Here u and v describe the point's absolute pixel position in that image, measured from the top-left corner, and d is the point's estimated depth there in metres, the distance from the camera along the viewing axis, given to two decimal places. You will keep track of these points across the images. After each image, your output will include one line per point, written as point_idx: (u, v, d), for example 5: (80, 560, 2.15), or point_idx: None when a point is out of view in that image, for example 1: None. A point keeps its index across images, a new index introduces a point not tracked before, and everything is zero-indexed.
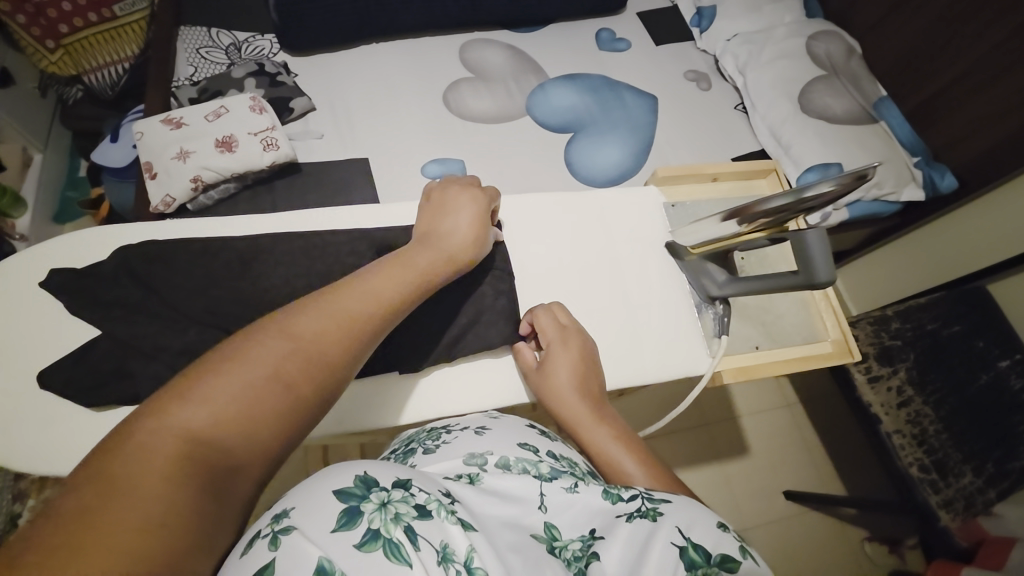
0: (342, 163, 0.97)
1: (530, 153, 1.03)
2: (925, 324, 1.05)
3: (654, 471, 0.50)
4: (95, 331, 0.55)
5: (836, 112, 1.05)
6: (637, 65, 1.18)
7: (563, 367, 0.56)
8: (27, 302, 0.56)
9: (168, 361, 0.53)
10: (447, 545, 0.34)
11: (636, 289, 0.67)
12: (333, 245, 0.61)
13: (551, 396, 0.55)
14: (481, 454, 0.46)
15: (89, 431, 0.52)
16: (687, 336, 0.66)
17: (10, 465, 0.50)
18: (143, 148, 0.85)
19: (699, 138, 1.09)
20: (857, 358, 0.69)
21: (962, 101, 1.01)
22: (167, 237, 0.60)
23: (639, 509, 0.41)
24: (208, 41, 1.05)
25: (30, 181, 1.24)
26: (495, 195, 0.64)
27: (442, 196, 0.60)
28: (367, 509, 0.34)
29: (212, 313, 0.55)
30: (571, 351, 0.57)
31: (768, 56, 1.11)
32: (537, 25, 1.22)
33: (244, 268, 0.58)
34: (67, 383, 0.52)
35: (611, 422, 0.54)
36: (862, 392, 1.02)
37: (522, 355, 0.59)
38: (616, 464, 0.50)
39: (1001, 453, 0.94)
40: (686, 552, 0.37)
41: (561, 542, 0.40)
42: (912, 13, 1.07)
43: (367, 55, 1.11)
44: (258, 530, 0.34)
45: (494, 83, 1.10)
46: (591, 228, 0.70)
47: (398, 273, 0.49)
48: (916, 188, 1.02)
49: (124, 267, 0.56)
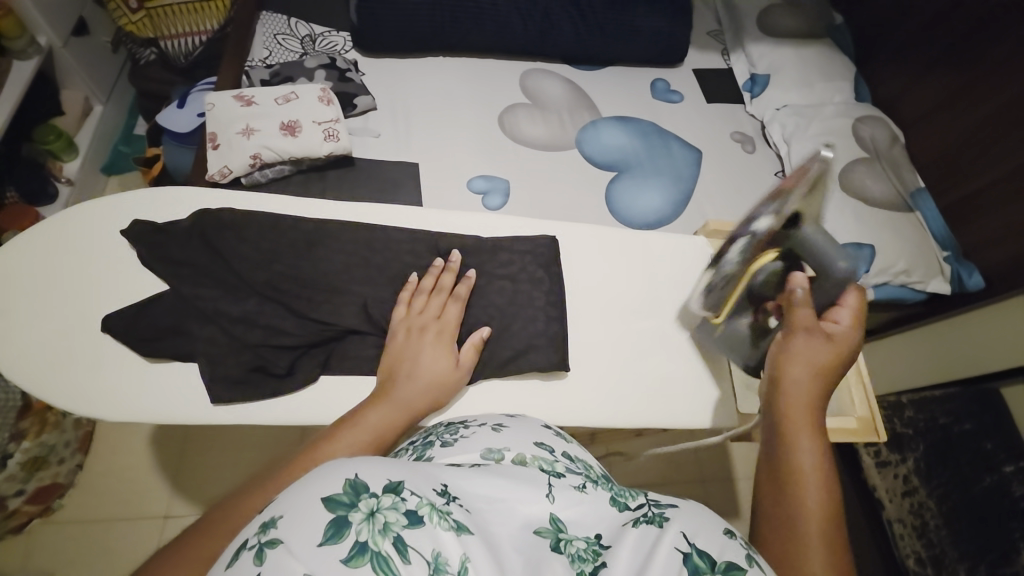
0: (393, 164, 1.00)
1: (573, 186, 1.06)
2: (937, 417, 1.07)
3: (831, 549, 0.43)
4: (153, 284, 0.57)
5: (874, 194, 1.08)
6: (689, 117, 1.21)
7: (818, 364, 0.54)
8: (98, 246, 0.58)
9: (224, 325, 0.56)
10: (440, 555, 0.32)
11: (673, 333, 0.69)
12: (395, 243, 0.64)
13: (788, 383, 0.53)
14: (498, 450, 0.44)
15: (129, 380, 0.53)
16: (719, 387, 0.67)
17: (51, 401, 0.51)
18: (212, 120, 0.89)
19: (739, 196, 1.12)
20: (881, 439, 0.69)
21: (1000, 205, 1.03)
22: (240, 205, 0.62)
23: (645, 514, 0.39)
24: (285, 29, 1.10)
25: (86, 129, 1.28)
26: (457, 316, 0.59)
27: (406, 334, 0.57)
28: (355, 519, 0.31)
29: (271, 287, 0.58)
30: (836, 369, 0.54)
31: (814, 130, 1.15)
32: (598, 65, 1.25)
33: (306, 249, 0.61)
34: (117, 331, 0.54)
35: (829, 464, 0.49)
36: (868, 476, 1.14)
37: (799, 311, 0.56)
38: (801, 500, 0.46)
39: (995, 556, 0.94)
40: (690, 558, 0.35)
41: (567, 536, 0.37)
42: (958, 114, 1.10)
43: (432, 65, 1.15)
44: (246, 540, 0.32)
45: (550, 113, 1.14)
46: (637, 268, 0.72)
47: (401, 397, 0.52)
48: (943, 281, 1.04)
49: (196, 230, 0.59)
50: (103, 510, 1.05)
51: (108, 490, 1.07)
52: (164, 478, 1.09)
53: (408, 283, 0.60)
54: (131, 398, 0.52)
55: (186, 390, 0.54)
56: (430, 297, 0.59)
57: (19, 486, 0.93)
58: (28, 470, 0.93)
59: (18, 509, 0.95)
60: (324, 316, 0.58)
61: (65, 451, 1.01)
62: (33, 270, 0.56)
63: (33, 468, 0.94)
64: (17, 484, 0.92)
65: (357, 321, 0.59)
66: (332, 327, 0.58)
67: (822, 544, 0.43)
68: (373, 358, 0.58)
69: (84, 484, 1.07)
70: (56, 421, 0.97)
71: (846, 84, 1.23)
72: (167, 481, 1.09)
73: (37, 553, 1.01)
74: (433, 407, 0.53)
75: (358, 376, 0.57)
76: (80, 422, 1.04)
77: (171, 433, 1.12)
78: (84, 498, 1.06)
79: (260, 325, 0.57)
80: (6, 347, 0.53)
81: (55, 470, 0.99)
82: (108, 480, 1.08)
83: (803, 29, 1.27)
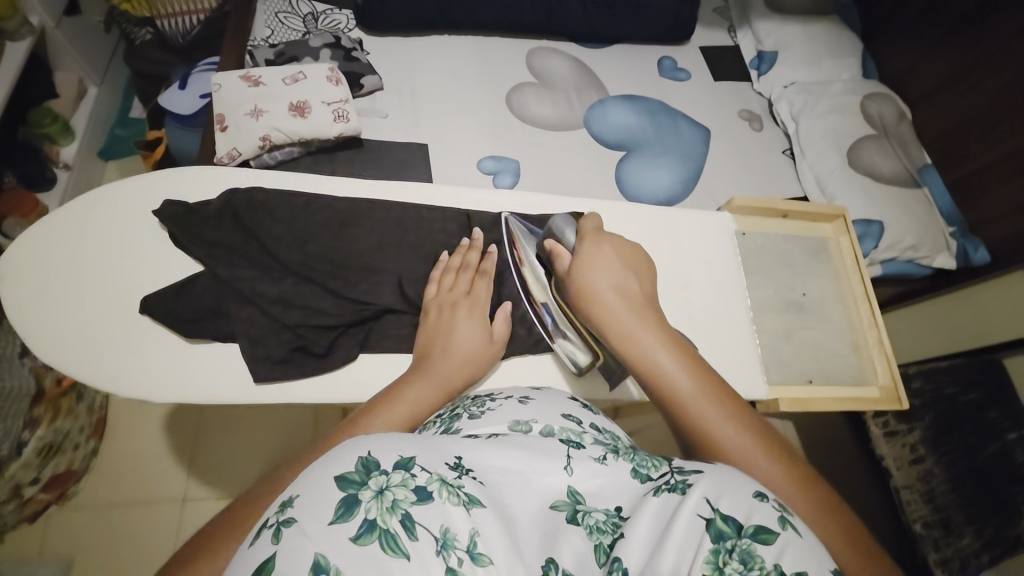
0: (401, 145, 0.99)
1: (583, 165, 1.06)
2: (943, 388, 1.10)
3: (739, 423, 0.43)
4: (192, 266, 0.58)
5: (882, 171, 1.09)
6: (696, 95, 1.20)
7: (603, 275, 0.52)
8: (132, 228, 0.58)
9: (261, 305, 0.57)
10: (448, 531, 0.31)
11: (703, 309, 0.69)
12: (426, 221, 0.65)
13: (604, 318, 0.50)
14: (526, 422, 0.42)
15: (177, 362, 0.54)
16: (748, 361, 0.68)
17: (98, 384, 0.52)
18: (219, 100, 0.87)
19: (748, 174, 1.12)
20: (904, 407, 0.70)
21: (1006, 181, 1.04)
22: (270, 185, 0.62)
23: (668, 482, 0.34)
24: (287, 7, 1.07)
25: (81, 112, 1.25)
26: (484, 293, 0.59)
27: (438, 312, 0.57)
28: (365, 497, 0.30)
29: (306, 267, 0.59)
30: (619, 265, 0.54)
31: (822, 107, 1.14)
32: (604, 43, 1.24)
33: (339, 229, 0.62)
34: (158, 312, 0.54)
35: (684, 352, 0.48)
36: (877, 444, 1.13)
37: (559, 262, 0.56)
38: (700, 426, 0.43)
39: (1000, 519, 0.98)
40: (713, 525, 0.30)
41: (586, 508, 0.34)
42: (965, 90, 1.11)
43: (437, 45, 1.13)
44: (265, 519, 0.31)
45: (557, 92, 1.13)
46: (665, 245, 0.72)
47: (431, 375, 0.51)
48: (949, 257, 1.07)
49: (228, 211, 0.59)
50: (117, 497, 1.05)
51: (124, 476, 1.07)
52: (179, 464, 1.09)
53: (440, 261, 0.61)
54: (176, 380, 0.54)
55: (234, 371, 0.55)
56: (456, 276, 0.60)
57: (34, 475, 0.92)
58: (43, 457, 0.93)
59: (33, 497, 0.95)
60: (361, 296, 0.59)
61: (79, 437, 1.01)
62: (71, 253, 0.57)
63: (47, 456, 0.93)
64: (32, 473, 0.91)
65: (393, 300, 0.60)
66: (368, 306, 0.59)
67: (748, 446, 0.42)
68: (411, 335, 0.59)
69: (98, 469, 1.07)
70: (69, 408, 0.97)
71: (853, 60, 1.23)
72: (180, 466, 1.09)
73: (53, 539, 1.00)
74: (465, 384, 0.53)
75: (396, 354, 0.59)
76: (92, 408, 1.04)
77: (181, 420, 1.12)
78: (99, 488, 1.05)
79: (297, 305, 0.58)
80: (46, 329, 0.53)
81: (70, 457, 0.99)
82: (121, 465, 1.08)
83: (810, 5, 1.26)
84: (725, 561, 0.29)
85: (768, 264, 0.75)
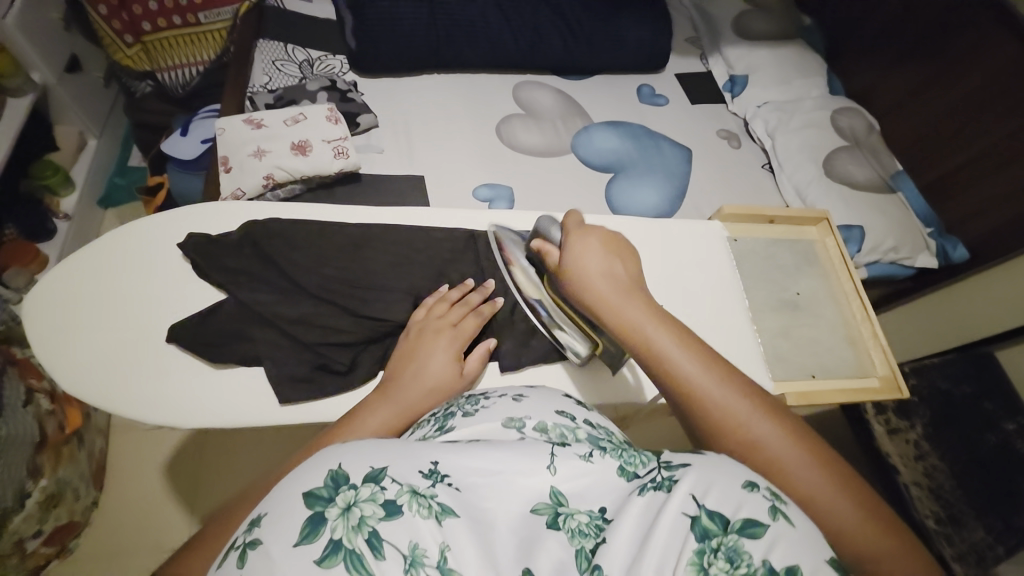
0: (398, 178, 1.03)
1: (574, 187, 1.10)
2: (936, 383, 1.16)
3: (737, 390, 0.45)
4: (219, 296, 0.60)
5: (858, 179, 1.15)
6: (675, 118, 1.26)
7: (593, 262, 0.54)
8: (149, 261, 0.61)
9: (282, 328, 0.59)
10: (417, 547, 0.31)
11: (706, 313, 0.72)
12: (436, 242, 0.68)
13: (599, 304, 0.52)
14: (520, 418, 0.43)
15: (199, 385, 0.55)
16: (754, 360, 0.70)
17: (123, 410, 0.53)
18: (222, 143, 0.91)
19: (731, 188, 1.17)
20: (904, 395, 0.73)
21: (974, 182, 1.11)
22: (283, 217, 0.65)
23: (653, 480, 0.34)
24: (283, 55, 1.12)
25: (81, 164, 1.28)
26: (472, 323, 0.60)
27: (420, 334, 0.59)
28: (331, 514, 0.30)
29: (325, 291, 0.61)
30: (607, 251, 0.56)
31: (796, 123, 1.21)
32: (585, 74, 1.30)
33: (354, 252, 0.64)
34: (187, 338, 0.56)
35: (678, 328, 0.49)
36: (882, 444, 1.14)
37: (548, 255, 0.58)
38: (701, 397, 0.45)
39: (1007, 510, 1.02)
40: (698, 522, 0.31)
41: (568, 510, 0.34)
42: (927, 101, 1.18)
43: (428, 83, 1.19)
44: (234, 540, 0.32)
45: (544, 122, 1.18)
46: (663, 253, 0.75)
47: (399, 398, 0.52)
48: (930, 256, 1.11)
49: (247, 239, 0.62)
50: (116, 548, 1.02)
51: (125, 523, 1.04)
52: (182, 509, 1.06)
53: (437, 291, 0.63)
54: (193, 405, 0.54)
55: (260, 391, 0.56)
56: (443, 306, 0.61)
57: (36, 527, 0.89)
58: (43, 510, 0.90)
59: (35, 551, 0.92)
60: (376, 315, 0.61)
61: (80, 486, 0.99)
62: (90, 289, 0.58)
63: (49, 507, 0.91)
64: (35, 525, 0.89)
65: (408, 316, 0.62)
66: (385, 323, 0.61)
67: (748, 410, 0.44)
68: None
69: (99, 521, 1.04)
70: (69, 455, 0.96)
71: (820, 78, 1.31)
72: (183, 510, 1.06)
73: None
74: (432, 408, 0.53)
75: None
76: (91, 455, 1.03)
77: (183, 462, 1.10)
78: (98, 543, 1.02)
79: (317, 324, 0.60)
80: (68, 364, 0.55)
81: (71, 507, 0.97)
82: (118, 514, 1.05)
83: (776, 31, 1.35)
84: (710, 561, 0.30)
85: (762, 267, 0.79)
